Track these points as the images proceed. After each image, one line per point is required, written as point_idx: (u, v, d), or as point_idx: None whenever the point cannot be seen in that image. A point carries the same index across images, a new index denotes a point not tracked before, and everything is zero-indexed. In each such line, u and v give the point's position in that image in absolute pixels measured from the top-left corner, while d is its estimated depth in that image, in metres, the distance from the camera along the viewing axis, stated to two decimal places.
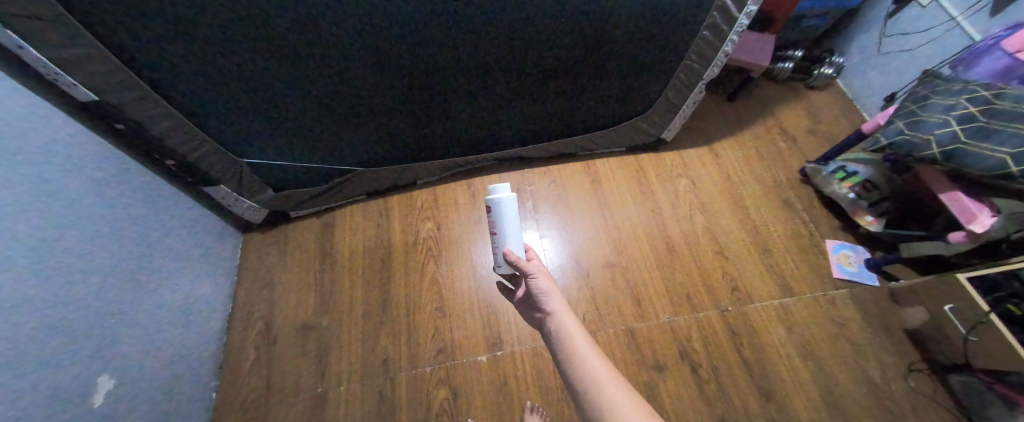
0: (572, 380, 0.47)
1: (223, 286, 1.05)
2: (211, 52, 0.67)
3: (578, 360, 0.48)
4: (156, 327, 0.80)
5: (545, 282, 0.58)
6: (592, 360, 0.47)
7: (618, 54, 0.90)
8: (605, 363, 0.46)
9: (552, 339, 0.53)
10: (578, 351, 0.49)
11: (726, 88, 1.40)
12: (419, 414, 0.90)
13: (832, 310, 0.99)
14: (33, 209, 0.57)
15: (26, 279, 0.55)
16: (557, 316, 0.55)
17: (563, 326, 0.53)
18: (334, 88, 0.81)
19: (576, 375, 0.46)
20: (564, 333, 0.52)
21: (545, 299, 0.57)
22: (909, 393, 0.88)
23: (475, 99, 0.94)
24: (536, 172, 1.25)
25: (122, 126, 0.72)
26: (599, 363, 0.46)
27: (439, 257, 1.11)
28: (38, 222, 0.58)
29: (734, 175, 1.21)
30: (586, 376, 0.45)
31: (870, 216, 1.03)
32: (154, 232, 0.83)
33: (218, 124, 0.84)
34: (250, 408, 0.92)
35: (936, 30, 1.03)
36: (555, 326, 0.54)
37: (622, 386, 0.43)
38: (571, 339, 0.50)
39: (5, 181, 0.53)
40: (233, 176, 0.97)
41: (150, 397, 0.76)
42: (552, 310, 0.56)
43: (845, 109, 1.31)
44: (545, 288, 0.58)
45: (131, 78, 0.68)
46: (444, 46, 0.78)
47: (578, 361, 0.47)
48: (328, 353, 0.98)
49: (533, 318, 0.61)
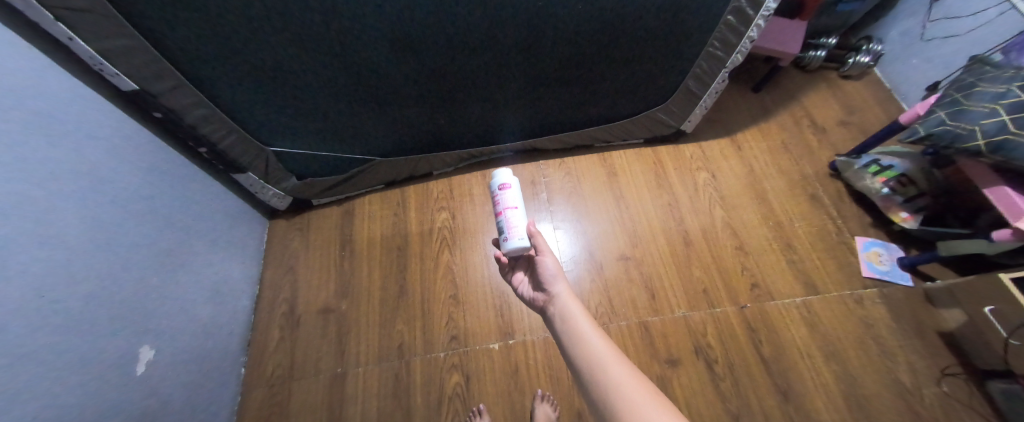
0: (574, 360, 0.46)
1: (251, 268, 1.10)
2: (238, 45, 0.70)
3: (581, 339, 0.48)
4: (193, 305, 0.87)
5: (553, 264, 0.59)
6: (594, 340, 0.47)
7: (637, 42, 0.88)
8: (608, 344, 0.46)
9: (556, 321, 0.54)
10: (582, 333, 0.49)
11: (752, 77, 1.35)
12: (432, 397, 0.93)
13: (860, 310, 0.95)
14: (73, 193, 0.61)
15: (64, 254, 0.59)
16: (563, 299, 0.55)
17: (568, 309, 0.53)
18: (354, 80, 0.83)
19: (580, 355, 0.46)
20: (568, 316, 0.52)
21: (552, 281, 0.58)
22: (940, 398, 0.84)
23: (489, 89, 0.94)
24: (551, 164, 1.25)
25: (159, 115, 0.77)
26: (601, 342, 0.46)
27: (454, 246, 1.13)
28: (78, 203, 0.62)
29: (758, 168, 1.17)
30: (588, 355, 0.45)
31: (905, 212, 0.97)
32: (190, 217, 0.89)
33: (246, 113, 0.88)
34: (275, 384, 0.98)
35: (987, 14, 0.96)
36: (559, 308, 0.54)
37: (622, 362, 0.43)
38: (575, 321, 0.51)
39: (46, 170, 0.56)
40: (260, 163, 1.02)
41: (186, 368, 0.82)
42: (557, 292, 0.57)
43: (882, 100, 1.23)
44: (553, 270, 0.58)
45: (167, 69, 0.72)
46: (460, 37, 0.78)
47: (581, 341, 0.48)
48: (347, 335, 1.02)
49: (535, 303, 0.61)
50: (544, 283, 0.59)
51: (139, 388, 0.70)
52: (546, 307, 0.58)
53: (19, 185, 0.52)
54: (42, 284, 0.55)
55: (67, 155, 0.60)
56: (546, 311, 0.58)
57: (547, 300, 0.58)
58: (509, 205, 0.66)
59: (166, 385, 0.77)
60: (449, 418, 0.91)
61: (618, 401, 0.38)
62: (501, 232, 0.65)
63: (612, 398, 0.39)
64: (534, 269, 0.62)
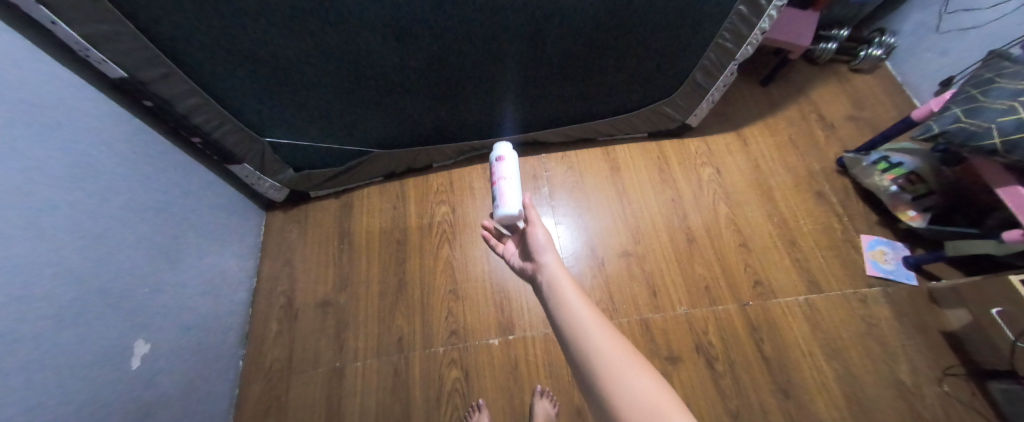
0: (558, 327, 0.45)
1: (248, 261, 1.09)
2: (233, 33, 0.67)
3: (566, 308, 0.46)
4: (190, 298, 0.85)
5: (543, 236, 0.57)
6: (580, 308, 0.45)
7: (646, 33, 0.85)
8: (595, 313, 0.44)
9: (542, 290, 0.52)
10: (567, 301, 0.47)
11: (760, 70, 1.32)
12: (432, 391, 0.93)
13: (863, 309, 0.94)
14: (66, 187, 0.60)
15: (57, 249, 0.58)
16: (550, 267, 0.53)
17: (555, 277, 0.51)
18: (352, 70, 0.81)
19: (565, 322, 0.44)
20: (555, 283, 0.50)
21: (540, 250, 0.56)
22: (942, 398, 0.83)
23: (491, 80, 0.92)
24: (553, 158, 1.23)
25: (150, 103, 0.74)
26: (587, 310, 0.44)
27: (454, 240, 1.12)
28: (72, 195, 0.61)
29: (763, 164, 1.15)
30: (573, 323, 0.44)
31: (913, 211, 0.96)
32: (185, 209, 0.87)
33: (242, 103, 0.85)
34: (274, 377, 0.98)
35: (1007, 6, 0.92)
36: (546, 276, 0.52)
37: (609, 330, 0.41)
38: (562, 288, 0.49)
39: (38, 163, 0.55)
40: (256, 154, 0.99)
41: (183, 362, 0.81)
42: (544, 261, 0.54)
43: (893, 95, 1.20)
44: (541, 240, 0.56)
45: (158, 56, 0.69)
46: (463, 27, 0.75)
47: (567, 310, 0.46)
48: (346, 329, 1.02)
49: (521, 270, 0.59)
50: (531, 253, 0.57)
51: (136, 382, 0.70)
52: (532, 276, 0.56)
53: (11, 180, 0.50)
54: (36, 280, 0.54)
55: (59, 147, 0.58)
56: (532, 279, 0.56)
57: (534, 268, 0.56)
58: (504, 175, 0.72)
59: (163, 378, 0.76)
60: (448, 413, 0.91)
61: (603, 369, 0.36)
62: (495, 200, 0.70)
63: (597, 366, 0.37)
64: (523, 239, 0.60)
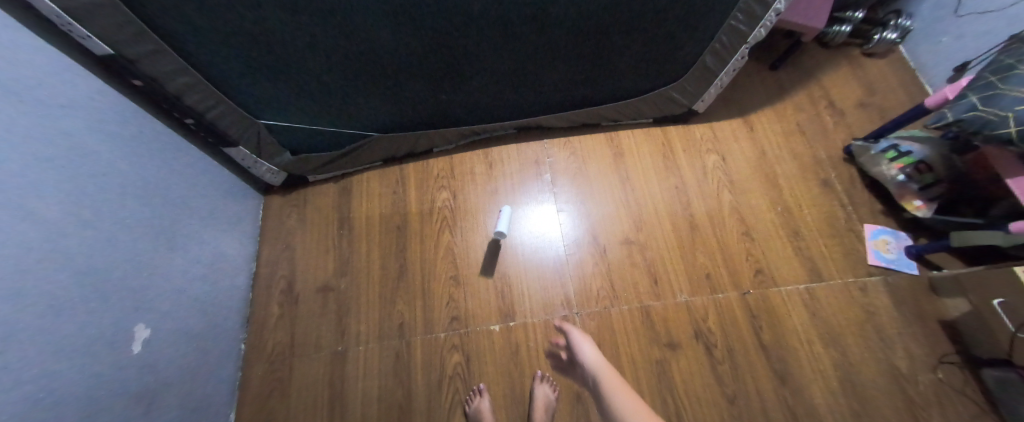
0: (606, 409, 0.69)
1: (246, 245, 1.07)
2: (225, 9, 0.63)
3: (609, 396, 0.71)
4: (189, 283, 0.85)
5: (588, 349, 0.82)
6: (618, 397, 0.69)
7: (658, 15, 0.81)
8: (633, 399, 0.68)
9: (592, 389, 0.76)
10: (613, 389, 0.71)
11: (771, 54, 1.28)
12: (433, 375, 0.94)
13: (863, 297, 0.95)
14: (58, 172, 0.57)
15: (50, 236, 0.56)
16: (592, 366, 0.79)
17: (600, 376, 0.76)
18: (350, 51, 0.77)
19: (610, 406, 0.69)
20: (600, 381, 0.75)
21: (583, 350, 0.82)
22: (935, 385, 0.85)
23: (495, 62, 0.88)
24: (556, 144, 1.21)
25: (140, 84, 0.71)
26: (625, 398, 0.68)
27: (454, 226, 1.11)
28: (64, 179, 0.59)
29: (769, 151, 1.13)
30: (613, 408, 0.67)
31: (919, 201, 0.94)
32: (181, 192, 0.85)
33: (235, 82, 0.82)
34: (276, 360, 0.98)
35: None
36: (593, 376, 0.77)
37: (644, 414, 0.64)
38: (607, 382, 0.74)
39: (29, 147, 0.53)
40: (251, 136, 0.97)
41: (185, 346, 0.81)
42: (589, 363, 0.80)
43: (905, 81, 1.17)
44: (586, 351, 0.82)
45: (144, 31, 0.65)
46: (467, 7, 0.71)
47: (611, 397, 0.70)
48: (347, 314, 1.02)
49: (576, 371, 0.86)
50: (578, 354, 0.83)
51: (137, 366, 0.70)
52: (582, 370, 0.81)
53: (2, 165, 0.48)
54: (33, 266, 0.52)
55: (48, 129, 0.56)
56: (584, 377, 0.81)
57: (582, 370, 0.81)
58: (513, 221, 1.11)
59: (165, 362, 0.76)
60: (449, 397, 0.92)
61: None
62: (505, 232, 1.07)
63: None
64: (570, 348, 0.86)
